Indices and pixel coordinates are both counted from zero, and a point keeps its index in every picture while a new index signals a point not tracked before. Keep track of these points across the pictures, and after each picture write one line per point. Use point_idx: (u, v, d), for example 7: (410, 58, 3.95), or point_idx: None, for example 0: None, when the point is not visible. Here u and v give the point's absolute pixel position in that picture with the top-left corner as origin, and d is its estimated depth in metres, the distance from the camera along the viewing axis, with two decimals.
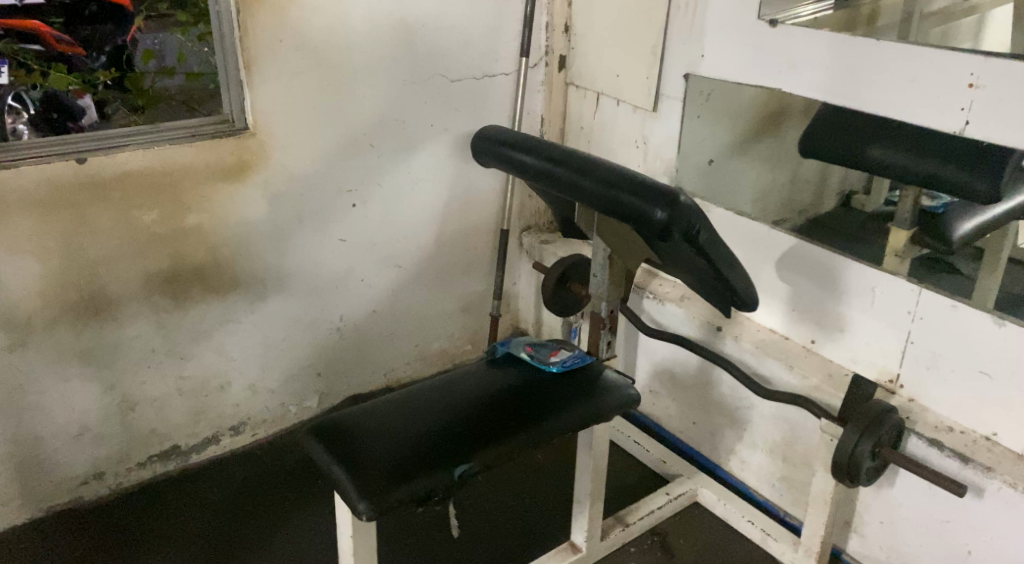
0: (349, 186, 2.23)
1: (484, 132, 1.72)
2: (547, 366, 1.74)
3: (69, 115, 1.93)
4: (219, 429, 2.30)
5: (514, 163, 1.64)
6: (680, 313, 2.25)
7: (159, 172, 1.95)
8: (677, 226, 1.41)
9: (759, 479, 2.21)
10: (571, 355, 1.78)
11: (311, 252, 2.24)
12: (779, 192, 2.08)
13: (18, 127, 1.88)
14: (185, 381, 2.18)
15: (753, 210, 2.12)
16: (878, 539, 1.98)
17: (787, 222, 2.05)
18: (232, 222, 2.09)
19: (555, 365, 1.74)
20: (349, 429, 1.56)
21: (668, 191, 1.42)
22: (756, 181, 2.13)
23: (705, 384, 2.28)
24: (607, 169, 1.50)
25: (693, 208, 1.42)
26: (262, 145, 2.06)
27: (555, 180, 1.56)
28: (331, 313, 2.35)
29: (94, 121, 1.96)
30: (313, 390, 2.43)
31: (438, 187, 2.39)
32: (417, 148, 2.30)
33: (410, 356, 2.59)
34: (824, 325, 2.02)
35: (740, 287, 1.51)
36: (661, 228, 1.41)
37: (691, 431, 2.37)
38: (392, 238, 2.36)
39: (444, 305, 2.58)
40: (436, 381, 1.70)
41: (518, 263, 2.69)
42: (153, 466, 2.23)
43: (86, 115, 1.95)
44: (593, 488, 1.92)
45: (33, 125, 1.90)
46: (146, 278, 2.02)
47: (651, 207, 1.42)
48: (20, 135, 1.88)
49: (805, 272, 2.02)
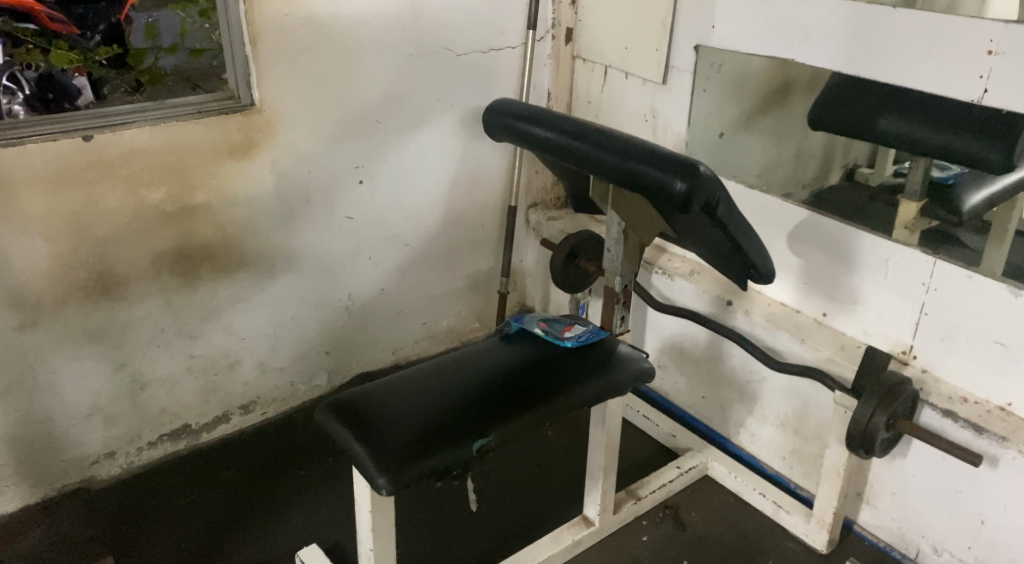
0: (357, 161, 2.21)
1: (496, 106, 1.71)
2: (562, 341, 1.73)
3: (65, 94, 1.89)
4: (229, 408, 2.30)
5: (528, 137, 1.63)
6: (689, 288, 2.24)
7: (167, 150, 1.93)
8: (698, 198, 1.40)
9: (769, 452, 2.22)
10: (586, 330, 1.77)
11: (319, 229, 2.23)
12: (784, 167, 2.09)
13: (13, 108, 1.83)
14: (195, 360, 2.17)
15: (761, 184, 2.11)
16: (890, 509, 1.99)
17: (795, 197, 2.04)
18: (239, 200, 2.07)
19: (569, 340, 1.73)
20: (366, 403, 1.56)
21: (688, 163, 1.40)
22: (764, 155, 2.13)
23: (715, 358, 2.27)
24: (625, 141, 1.49)
25: (713, 179, 1.41)
26: (268, 121, 2.04)
27: (570, 153, 1.55)
28: (339, 291, 2.34)
29: (91, 102, 1.93)
30: (323, 369, 2.43)
31: (445, 163, 2.38)
32: (424, 124, 2.28)
33: (418, 334, 2.58)
34: (837, 298, 2.01)
35: (757, 259, 1.50)
36: (680, 199, 1.40)
37: (700, 405, 2.37)
38: (401, 216, 2.35)
39: (452, 282, 2.58)
40: (450, 356, 1.70)
41: (525, 240, 2.68)
42: (165, 445, 2.23)
43: (82, 96, 1.92)
44: (606, 462, 1.92)
45: (28, 105, 1.85)
46: (154, 257, 2.01)
47: (671, 179, 1.41)
48: (15, 116, 1.84)
49: (818, 244, 2.01)
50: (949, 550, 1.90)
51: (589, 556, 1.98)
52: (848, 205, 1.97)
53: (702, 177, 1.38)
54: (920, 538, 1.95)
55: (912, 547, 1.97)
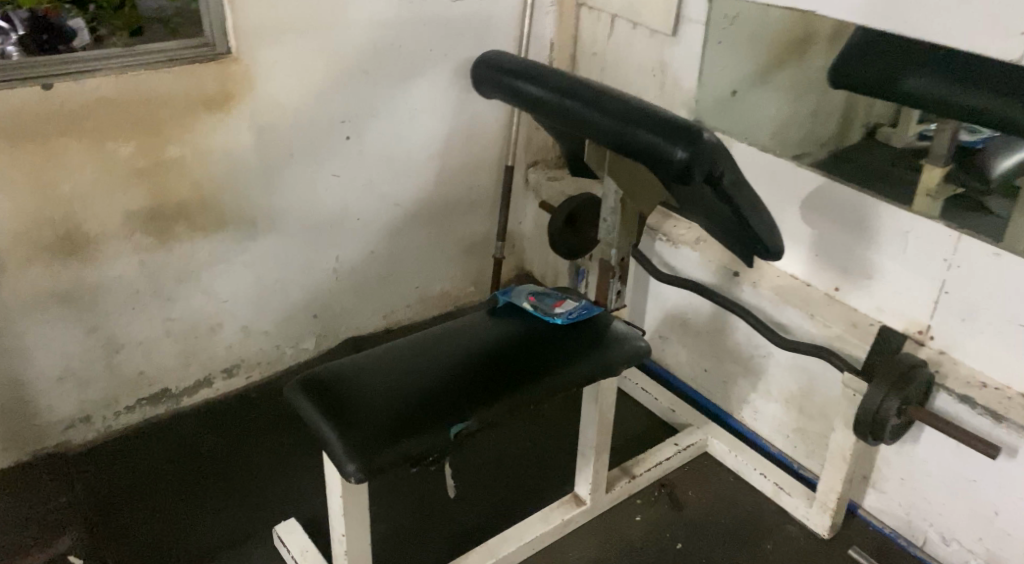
0: (342, 116, 2.08)
1: (488, 60, 1.57)
2: (551, 317, 1.60)
3: (59, 36, 1.78)
4: (211, 372, 2.22)
5: (520, 95, 1.49)
6: (694, 256, 2.12)
7: (136, 102, 1.81)
8: (700, 167, 1.25)
9: (773, 429, 2.12)
10: (577, 306, 1.65)
11: (303, 187, 2.11)
12: (800, 126, 2.01)
13: (6, 48, 1.72)
14: (173, 324, 2.09)
15: (772, 142, 2.01)
16: (898, 495, 1.88)
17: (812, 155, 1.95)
18: (215, 156, 1.96)
19: (559, 317, 1.61)
20: (340, 382, 1.46)
21: (690, 127, 1.25)
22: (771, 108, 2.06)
23: (718, 331, 2.16)
24: (621, 101, 1.34)
25: (718, 146, 1.26)
26: (246, 72, 1.91)
27: (563, 114, 1.41)
28: (326, 254, 2.25)
29: (88, 44, 1.80)
30: (310, 332, 2.34)
31: (438, 118, 2.24)
32: (415, 76, 2.15)
33: (411, 299, 2.49)
34: (851, 272, 1.88)
35: (764, 233, 1.37)
36: (680, 169, 1.25)
37: (702, 378, 2.26)
38: (391, 174, 2.24)
39: (445, 243, 2.47)
40: (432, 331, 1.59)
41: (523, 201, 2.56)
42: (144, 409, 2.15)
43: (78, 38, 1.80)
44: (599, 440, 1.82)
45: (22, 45, 1.74)
46: (127, 215, 1.91)
47: (671, 146, 1.26)
48: (8, 54, 1.72)
49: (832, 214, 1.87)
50: (958, 540, 1.81)
51: (579, 537, 1.90)
52: (865, 170, 1.88)
53: (706, 144, 1.23)
54: (927, 526, 1.85)
55: (919, 535, 1.88)
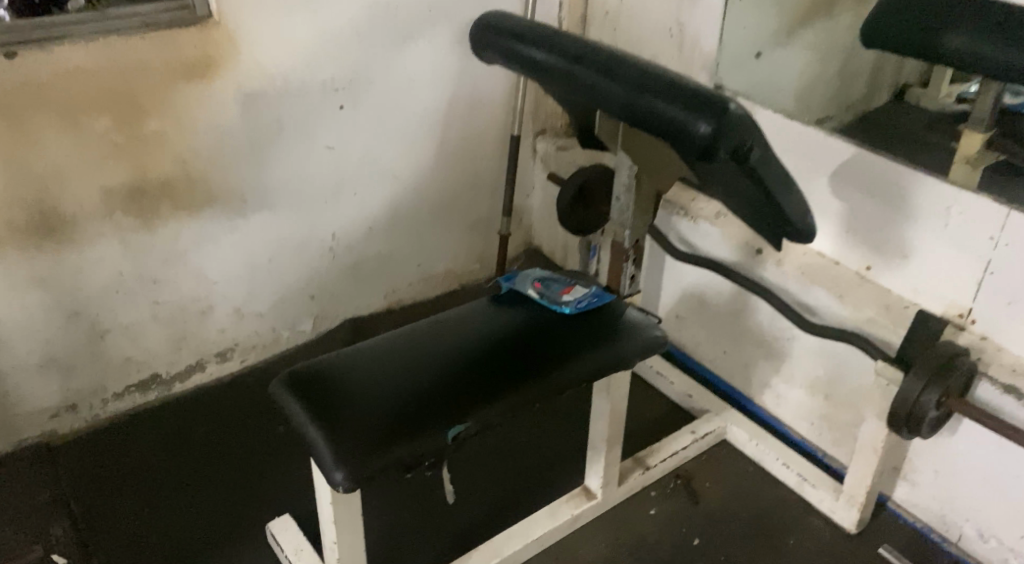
0: (336, 84, 1.95)
1: (489, 21, 1.41)
2: (559, 307, 1.48)
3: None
4: (203, 356, 2.11)
5: (526, 61, 1.34)
6: (714, 232, 1.98)
7: (109, 71, 1.68)
8: (725, 143, 1.10)
9: (796, 415, 1.99)
10: (587, 293, 1.51)
11: (295, 160, 1.99)
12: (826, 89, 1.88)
13: None
14: (160, 307, 1.97)
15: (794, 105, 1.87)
16: (931, 488, 1.75)
17: (835, 119, 1.82)
18: (199, 128, 1.82)
19: (568, 306, 1.48)
20: (329, 378, 1.35)
21: (714, 98, 1.10)
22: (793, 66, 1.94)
23: (738, 311, 2.04)
24: (636, 67, 1.19)
25: (746, 119, 1.11)
26: (230, 37, 1.77)
27: (571, 82, 1.26)
28: (322, 230, 2.13)
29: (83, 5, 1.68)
30: (307, 314, 2.23)
31: (438, 85, 2.10)
32: (413, 40, 2.00)
33: (413, 277, 2.39)
34: (885, 250, 1.73)
35: (793, 212, 1.23)
36: (703, 144, 1.10)
37: (721, 360, 2.14)
38: (389, 146, 2.11)
39: (449, 218, 2.35)
40: (430, 322, 1.48)
41: (531, 172, 2.43)
42: (133, 397, 2.05)
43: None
44: (610, 432, 1.70)
45: (13, 9, 1.62)
46: (105, 193, 1.78)
47: (693, 119, 1.10)
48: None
49: (865, 187, 1.72)
50: (997, 537, 1.68)
51: (589, 533, 1.79)
52: (898, 139, 1.74)
53: (733, 116, 1.08)
54: (963, 522, 1.72)
55: (954, 530, 1.75)
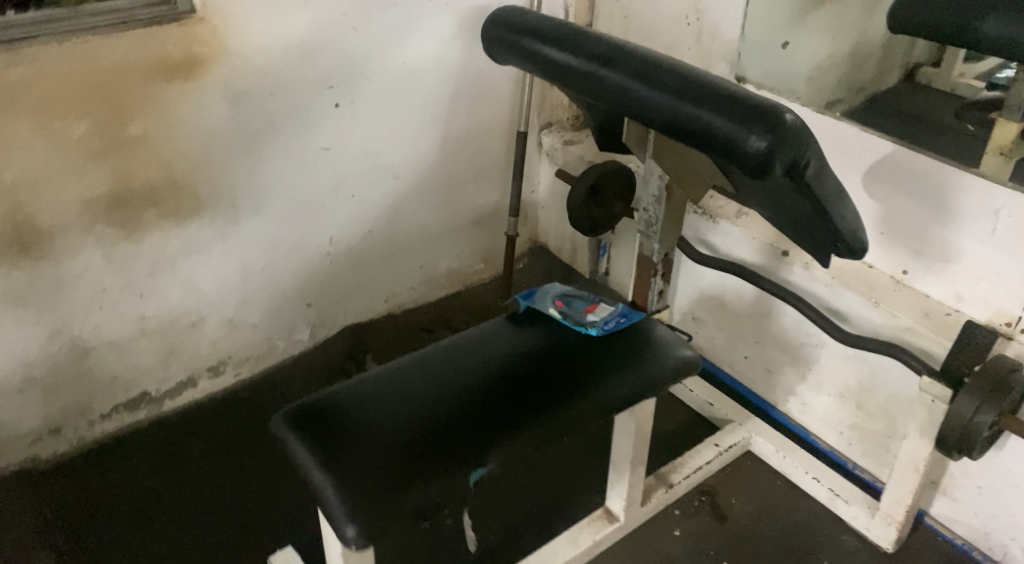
0: (331, 80, 1.81)
1: (502, 17, 1.28)
2: (584, 328, 1.35)
3: None
4: (195, 371, 1.98)
5: (545, 64, 1.21)
6: (736, 232, 1.86)
7: (85, 72, 1.54)
8: (781, 160, 0.99)
9: (824, 424, 1.89)
10: (613, 312, 1.39)
11: (289, 162, 1.85)
12: (838, 71, 1.87)
13: None
14: (148, 321, 1.84)
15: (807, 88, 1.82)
16: (974, 505, 1.65)
17: (846, 102, 1.78)
18: (185, 131, 1.68)
19: (593, 327, 1.36)
20: (336, 415, 1.22)
21: (769, 109, 0.98)
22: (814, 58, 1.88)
23: (760, 315, 1.92)
24: (675, 72, 1.07)
25: (804, 132, 0.99)
26: (216, 33, 1.63)
27: (599, 88, 1.14)
28: (318, 235, 2.00)
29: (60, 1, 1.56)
30: (304, 322, 2.11)
31: (439, 77, 1.97)
32: (413, 30, 1.87)
33: (415, 280, 2.26)
34: (925, 253, 1.61)
35: (846, 227, 1.11)
36: (758, 162, 0.98)
37: (741, 364, 2.03)
38: (388, 144, 1.98)
39: (452, 217, 2.23)
40: (443, 345, 1.35)
41: (537, 166, 2.31)
42: (120, 416, 1.92)
43: None
44: (635, 453, 1.59)
45: None
46: (85, 203, 1.65)
47: (745, 133, 0.99)
48: None
49: (904, 185, 1.60)
50: None
51: (612, 557, 1.69)
52: (922, 137, 1.66)
53: (791, 131, 0.96)
54: (1008, 539, 1.63)
55: (998, 548, 1.65)
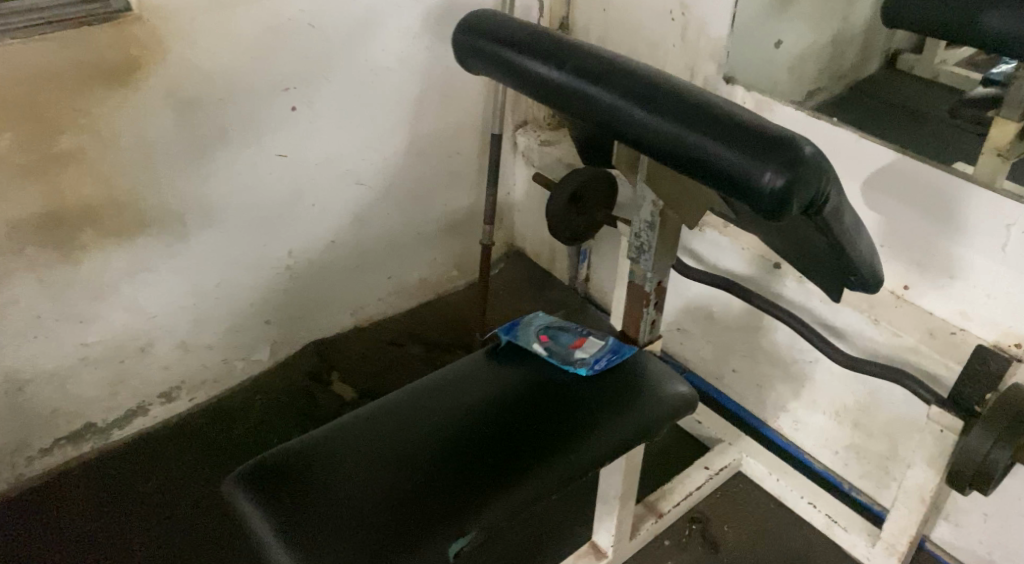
0: (287, 82, 1.66)
1: (475, 22, 1.14)
2: (572, 367, 1.24)
3: None
4: (146, 398, 1.84)
5: (524, 78, 1.07)
6: (725, 242, 1.74)
7: (6, 80, 1.38)
8: (798, 199, 0.87)
9: (818, 443, 1.79)
10: (603, 347, 1.27)
11: (242, 172, 1.70)
12: (816, 60, 1.79)
13: None
14: (91, 349, 1.69)
15: (792, 80, 1.73)
16: (978, 531, 1.57)
17: (824, 91, 1.72)
18: (123, 143, 1.53)
19: (583, 366, 1.24)
20: (298, 476, 1.09)
21: (785, 142, 0.86)
22: (795, 48, 1.78)
23: (750, 329, 1.82)
24: (675, 95, 0.94)
25: (823, 166, 0.87)
26: (155, 33, 1.47)
27: (588, 108, 1.01)
28: (276, 249, 1.85)
29: None
30: (265, 341, 1.97)
31: (406, 76, 1.82)
32: (375, 26, 1.72)
33: (383, 291, 2.13)
34: (929, 268, 1.51)
35: (857, 263, 1.00)
36: (772, 201, 0.87)
37: (730, 378, 1.93)
38: (351, 149, 1.83)
39: (422, 224, 2.09)
40: (416, 388, 1.22)
41: (511, 168, 2.18)
42: (64, 450, 1.77)
43: None
44: (625, 488, 1.48)
45: None
46: (12, 225, 1.48)
47: (757, 167, 0.87)
48: None
49: (906, 196, 1.49)
50: None
51: None
52: (914, 141, 1.55)
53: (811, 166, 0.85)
54: None
55: None
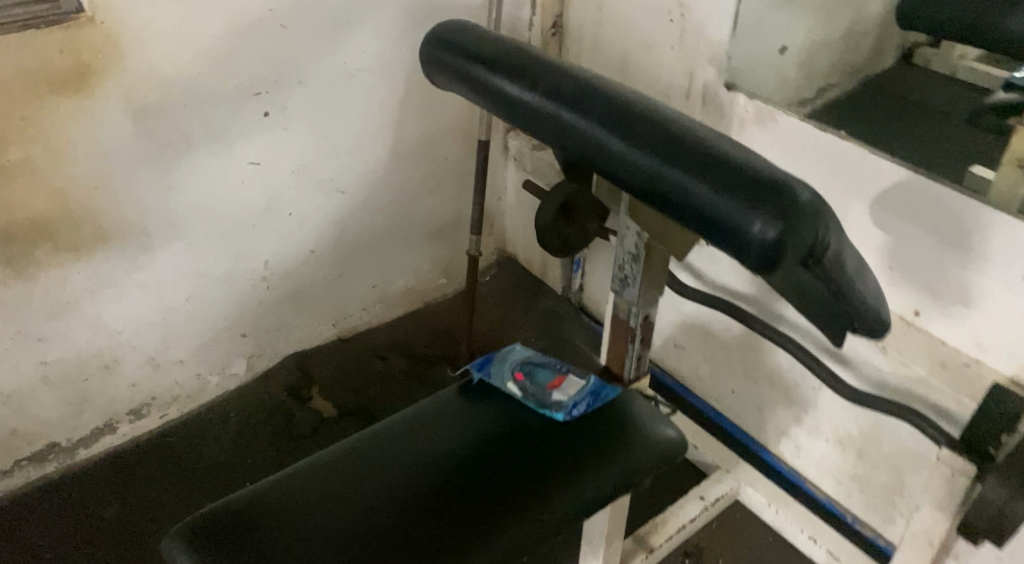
0: (256, 86, 1.56)
1: (443, 33, 1.04)
2: (550, 413, 1.13)
3: None
4: (113, 416, 1.76)
5: (493, 97, 0.97)
6: (724, 258, 1.64)
7: None
8: (791, 249, 0.77)
9: (820, 471, 1.67)
10: (584, 388, 1.17)
11: (210, 181, 1.61)
12: (828, 52, 1.65)
13: None
14: (50, 367, 1.61)
15: (798, 74, 1.60)
16: None
17: (837, 86, 1.61)
18: (78, 154, 1.44)
19: (560, 411, 1.13)
20: (243, 532, 1.00)
21: (778, 186, 0.77)
22: (806, 46, 1.62)
23: (750, 349, 1.71)
24: (656, 124, 0.84)
25: (820, 213, 0.78)
26: (109, 37, 1.38)
27: (561, 135, 0.90)
28: (249, 260, 1.76)
29: None
30: (240, 354, 1.88)
31: (386, 78, 1.72)
32: (351, 26, 1.61)
33: (366, 301, 2.03)
34: (942, 293, 1.40)
35: (857, 314, 0.88)
36: (761, 252, 0.77)
37: (729, 399, 1.82)
38: (329, 156, 1.74)
39: (407, 232, 1.99)
40: (379, 429, 1.13)
41: (501, 172, 2.07)
42: (26, 471, 1.70)
43: None
44: (612, 528, 1.38)
45: None
46: None
47: (747, 215, 0.77)
48: None
49: (919, 217, 1.38)
50: None
51: None
52: (930, 154, 1.44)
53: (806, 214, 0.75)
54: None
55: None
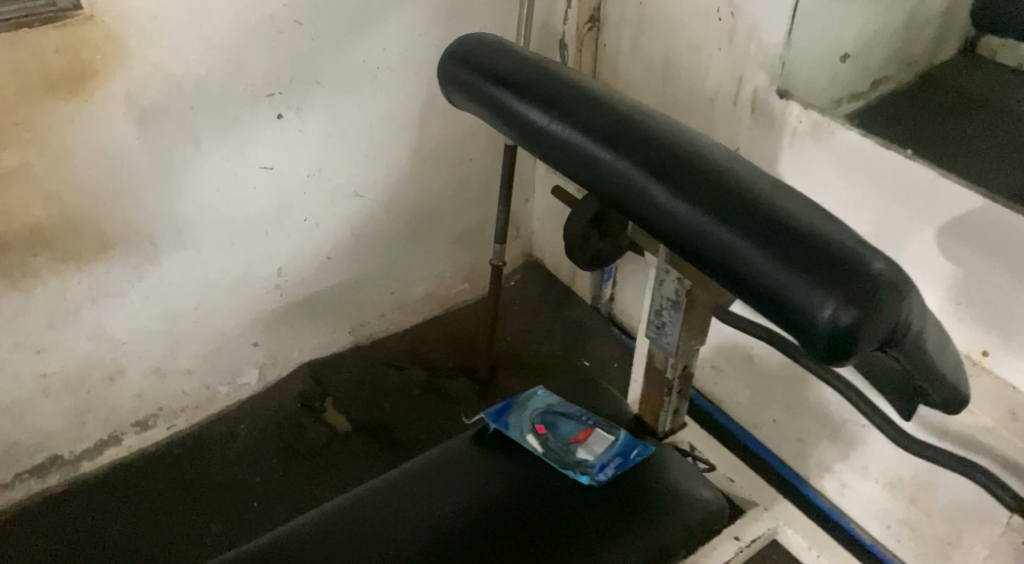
0: (269, 87, 1.45)
1: (464, 48, 0.91)
2: (573, 473, 1.03)
3: None
4: (119, 427, 1.68)
5: (518, 125, 0.85)
6: None
7: None
8: (866, 334, 0.66)
9: (866, 513, 1.55)
10: (611, 449, 1.07)
11: (221, 186, 1.51)
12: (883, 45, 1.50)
13: None
14: (51, 379, 1.53)
15: (852, 71, 1.47)
16: None
17: (893, 79, 1.48)
18: (76, 159, 1.34)
19: (584, 473, 1.03)
20: None
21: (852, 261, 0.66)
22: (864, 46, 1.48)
23: (793, 378, 1.58)
24: (708, 173, 0.72)
25: (900, 292, 0.67)
26: (110, 36, 1.27)
27: (595, 176, 0.78)
28: (261, 267, 1.66)
29: None
30: (252, 363, 1.79)
31: (409, 77, 1.60)
32: (372, 22, 1.49)
33: (386, 308, 1.93)
34: (1015, 332, 1.25)
35: (930, 386, 0.76)
36: (831, 337, 0.66)
37: (768, 428, 1.70)
38: (347, 160, 1.63)
39: (431, 238, 1.88)
40: (386, 483, 1.02)
41: (530, 174, 1.95)
42: (27, 484, 1.62)
43: None
44: None
45: None
46: None
47: (815, 294, 0.66)
48: None
49: (995, 251, 1.23)
50: None
51: None
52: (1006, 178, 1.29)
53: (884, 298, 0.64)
54: None
55: None
